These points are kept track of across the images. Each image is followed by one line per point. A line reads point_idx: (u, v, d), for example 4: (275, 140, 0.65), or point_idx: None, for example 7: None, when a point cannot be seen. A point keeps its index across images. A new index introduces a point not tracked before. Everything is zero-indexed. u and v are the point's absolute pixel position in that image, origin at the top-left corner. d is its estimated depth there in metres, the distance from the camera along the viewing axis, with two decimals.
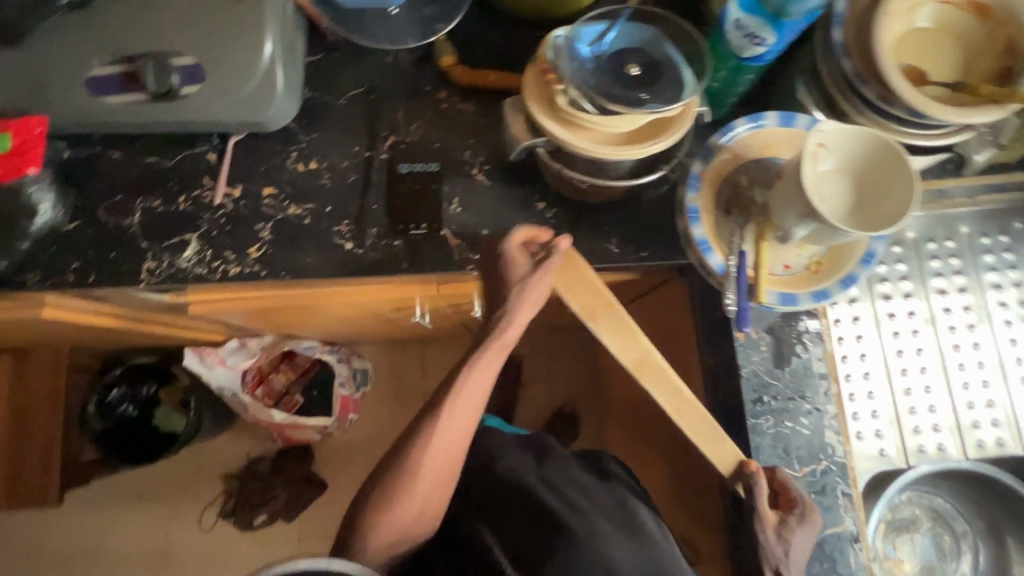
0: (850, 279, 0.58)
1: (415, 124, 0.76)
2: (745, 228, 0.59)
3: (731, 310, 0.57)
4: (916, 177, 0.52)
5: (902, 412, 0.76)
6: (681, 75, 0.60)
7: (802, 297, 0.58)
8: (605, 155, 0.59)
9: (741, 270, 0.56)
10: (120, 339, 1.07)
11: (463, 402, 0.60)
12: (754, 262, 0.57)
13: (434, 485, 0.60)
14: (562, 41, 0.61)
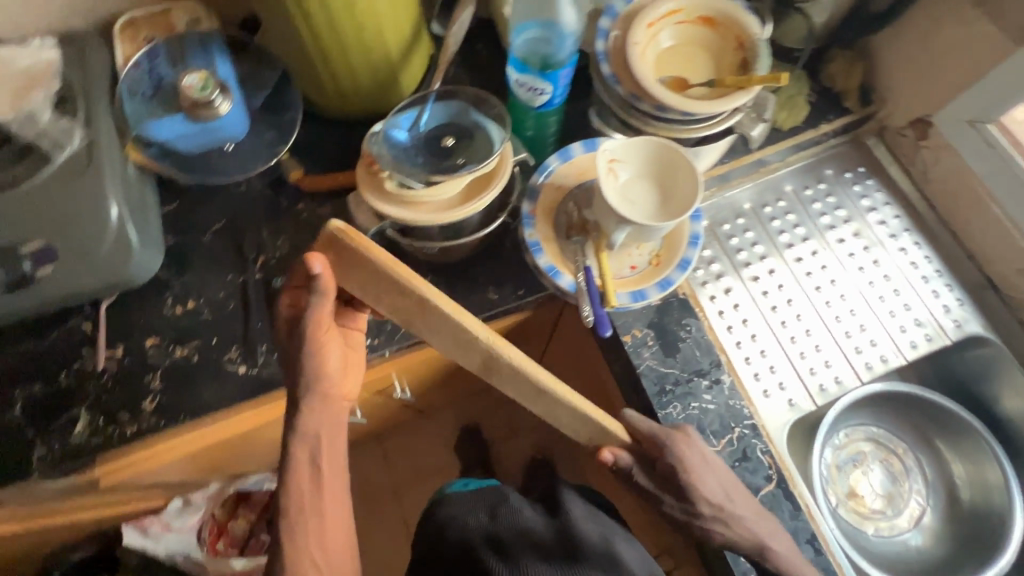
0: (686, 261, 0.65)
1: (281, 239, 0.80)
2: (584, 246, 0.65)
3: (591, 319, 0.63)
4: (694, 165, 0.60)
5: (795, 361, 0.82)
6: (491, 134, 0.68)
7: (650, 290, 0.64)
8: (447, 217, 0.64)
9: (589, 283, 0.62)
10: (48, 542, 0.99)
11: (313, 466, 0.62)
12: (600, 273, 0.63)
13: (330, 541, 0.63)
14: (380, 135, 0.68)
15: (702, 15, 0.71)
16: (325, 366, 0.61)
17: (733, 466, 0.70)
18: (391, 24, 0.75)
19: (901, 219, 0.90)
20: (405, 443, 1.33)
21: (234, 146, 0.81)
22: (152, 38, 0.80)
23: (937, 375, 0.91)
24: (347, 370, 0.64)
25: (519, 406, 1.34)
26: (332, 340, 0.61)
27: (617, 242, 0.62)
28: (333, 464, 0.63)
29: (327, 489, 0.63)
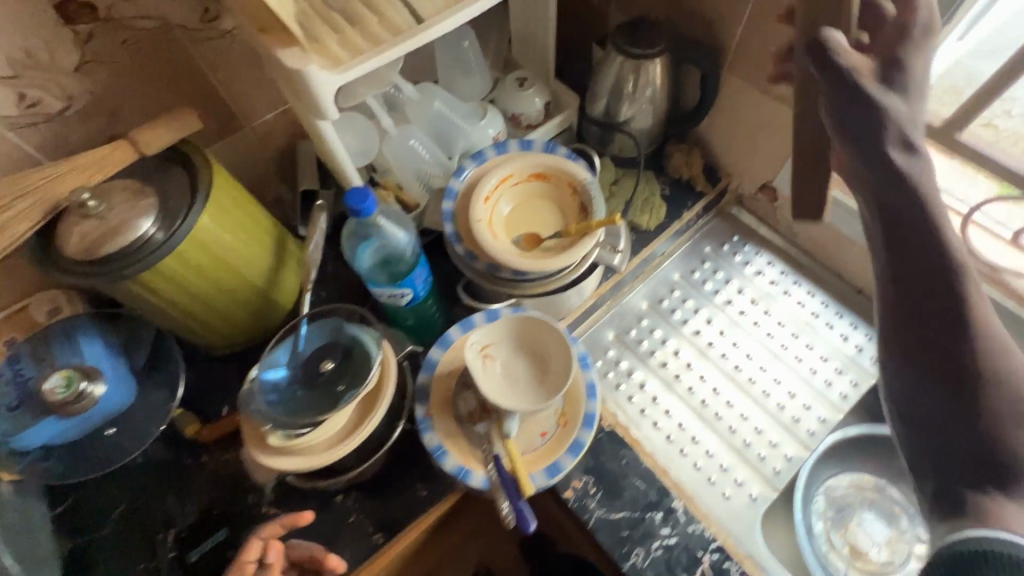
0: (591, 415, 0.64)
1: (190, 503, 0.75)
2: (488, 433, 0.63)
3: (513, 513, 0.59)
4: (564, 332, 0.62)
5: (742, 450, 0.80)
6: (366, 344, 0.68)
7: (564, 459, 0.62)
8: (345, 449, 0.63)
9: (500, 473, 0.60)
10: None
11: None
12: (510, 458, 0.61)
13: None
14: (255, 386, 0.66)
15: (533, 172, 0.75)
16: None
17: None
18: (247, 261, 0.76)
19: (788, 274, 0.93)
20: None
21: (116, 427, 0.76)
22: (13, 341, 0.78)
23: None
24: None
25: None
26: None
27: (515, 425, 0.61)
28: None
29: None
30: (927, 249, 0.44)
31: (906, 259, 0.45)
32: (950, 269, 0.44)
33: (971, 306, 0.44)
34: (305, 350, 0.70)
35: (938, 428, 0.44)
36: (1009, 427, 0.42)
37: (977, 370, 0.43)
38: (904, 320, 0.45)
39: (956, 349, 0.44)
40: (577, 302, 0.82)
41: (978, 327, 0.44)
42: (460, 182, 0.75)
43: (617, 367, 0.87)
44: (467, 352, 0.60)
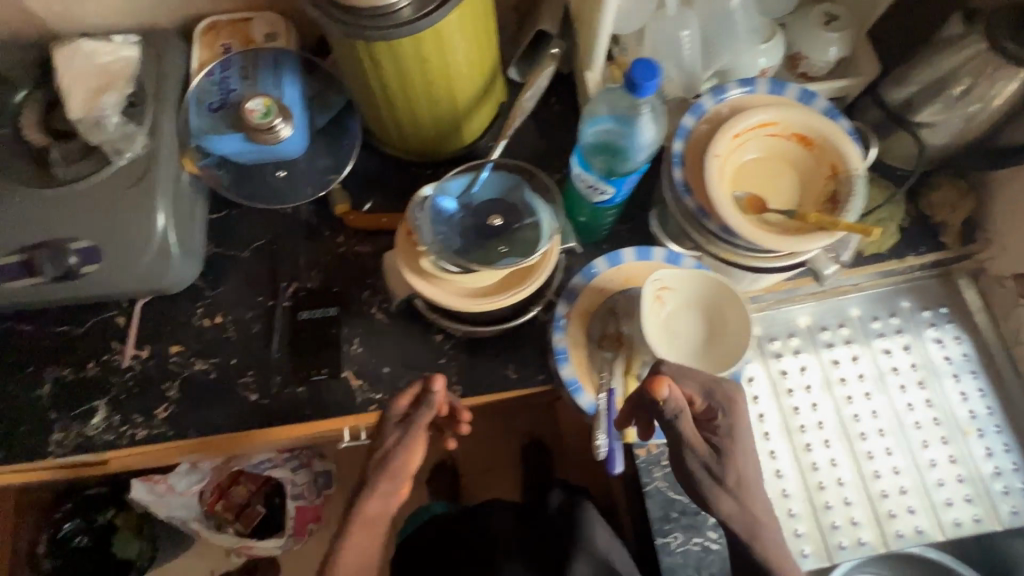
0: None
1: (315, 270, 0.79)
2: (613, 362, 0.62)
3: (603, 449, 0.57)
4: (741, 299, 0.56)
5: (818, 510, 0.75)
6: (540, 223, 0.64)
7: None
8: (478, 307, 0.61)
9: (608, 409, 0.58)
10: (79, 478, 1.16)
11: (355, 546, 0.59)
12: (624, 397, 0.60)
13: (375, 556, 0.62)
14: (428, 201, 0.65)
15: (800, 131, 0.63)
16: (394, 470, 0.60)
17: None
18: (462, 77, 0.71)
19: (976, 377, 0.80)
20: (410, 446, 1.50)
21: (286, 172, 0.82)
22: (228, 46, 0.80)
23: None
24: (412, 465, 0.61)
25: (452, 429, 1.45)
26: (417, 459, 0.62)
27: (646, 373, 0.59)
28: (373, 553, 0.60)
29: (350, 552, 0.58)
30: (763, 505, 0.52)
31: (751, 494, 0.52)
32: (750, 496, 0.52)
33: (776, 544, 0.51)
34: (481, 194, 0.67)
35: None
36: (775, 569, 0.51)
37: None
38: (759, 532, 0.51)
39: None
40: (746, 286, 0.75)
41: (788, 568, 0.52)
42: (711, 104, 0.65)
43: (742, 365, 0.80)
44: (646, 287, 0.55)
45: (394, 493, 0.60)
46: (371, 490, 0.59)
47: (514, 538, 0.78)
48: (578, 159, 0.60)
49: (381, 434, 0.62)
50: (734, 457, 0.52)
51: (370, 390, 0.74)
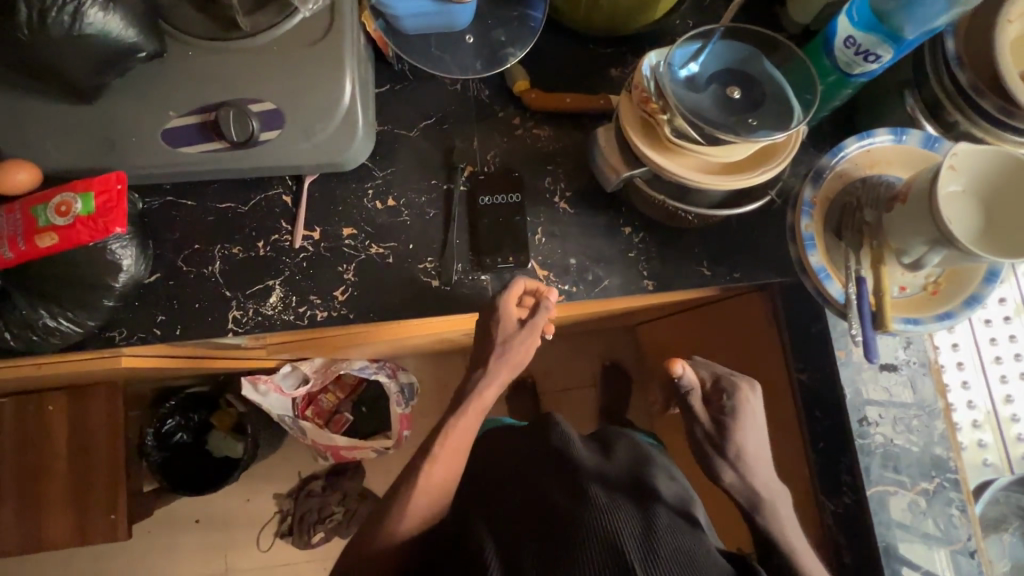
0: (973, 299, 0.57)
1: (491, 153, 0.74)
2: (860, 251, 0.57)
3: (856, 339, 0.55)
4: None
5: (1004, 422, 0.74)
6: (786, 96, 0.58)
7: (925, 321, 0.56)
8: (712, 186, 0.58)
9: (862, 298, 0.55)
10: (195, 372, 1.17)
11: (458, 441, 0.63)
12: (875, 287, 0.56)
13: (451, 460, 0.63)
14: (662, 66, 0.58)
15: None
16: (509, 367, 0.65)
17: (920, 515, 0.66)
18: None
19: None
20: None
21: (473, 38, 0.75)
22: None
23: None
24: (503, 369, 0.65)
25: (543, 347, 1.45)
26: (523, 359, 0.66)
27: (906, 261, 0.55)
28: (461, 450, 0.63)
29: (450, 443, 0.63)
30: (758, 471, 0.63)
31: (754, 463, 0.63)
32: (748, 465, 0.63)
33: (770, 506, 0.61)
34: (714, 64, 0.60)
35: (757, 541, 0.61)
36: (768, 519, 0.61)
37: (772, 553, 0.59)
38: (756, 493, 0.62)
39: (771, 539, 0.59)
40: None
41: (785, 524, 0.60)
42: None
43: None
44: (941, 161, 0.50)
45: (501, 381, 0.65)
46: (489, 380, 0.65)
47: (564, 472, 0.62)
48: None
49: (483, 336, 0.65)
50: (739, 431, 0.64)
51: (557, 281, 0.70)
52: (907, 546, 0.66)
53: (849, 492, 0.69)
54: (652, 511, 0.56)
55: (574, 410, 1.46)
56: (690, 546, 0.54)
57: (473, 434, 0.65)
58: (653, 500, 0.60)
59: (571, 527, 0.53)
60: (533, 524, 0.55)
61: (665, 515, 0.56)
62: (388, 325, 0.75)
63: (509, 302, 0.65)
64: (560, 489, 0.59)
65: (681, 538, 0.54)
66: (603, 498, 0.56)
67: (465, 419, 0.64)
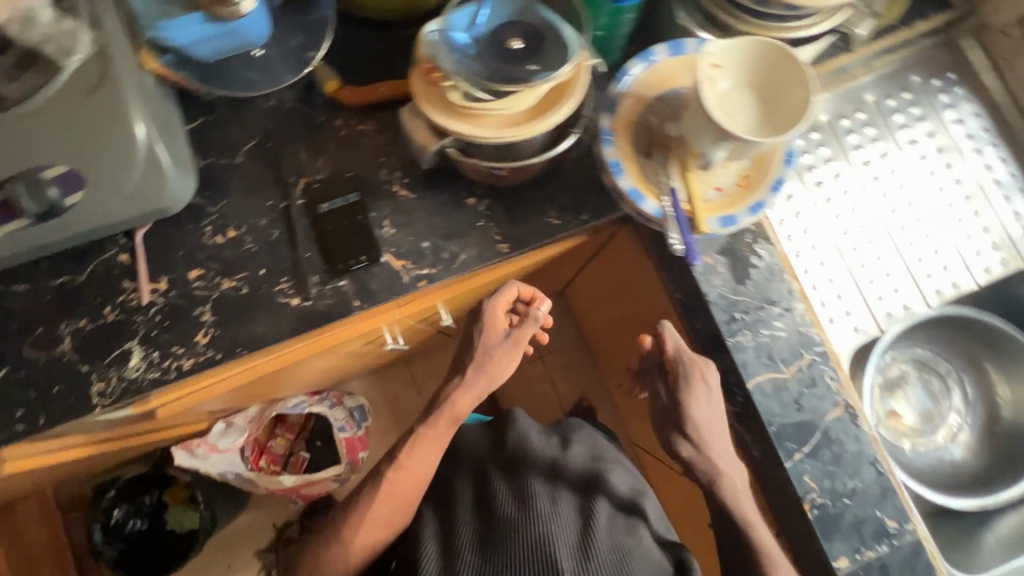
0: (779, 182, 0.60)
1: (321, 160, 0.73)
2: (669, 165, 0.60)
3: (678, 248, 0.58)
4: (795, 54, 0.53)
5: (863, 287, 0.79)
6: (563, 33, 0.59)
7: (740, 215, 0.59)
8: (518, 136, 0.59)
9: (676, 208, 0.58)
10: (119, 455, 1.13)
11: (435, 445, 0.77)
12: (687, 196, 0.58)
13: (422, 460, 0.76)
14: (438, 34, 0.59)
15: None
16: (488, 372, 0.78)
17: (801, 393, 0.70)
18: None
19: (987, 133, 0.83)
20: (432, 367, 1.58)
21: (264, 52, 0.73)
22: None
23: (996, 298, 0.91)
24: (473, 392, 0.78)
25: None
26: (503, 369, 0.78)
27: (708, 165, 0.58)
28: (434, 457, 0.77)
29: (419, 448, 0.76)
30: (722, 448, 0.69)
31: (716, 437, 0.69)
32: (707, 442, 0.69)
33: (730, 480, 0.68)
34: (491, 20, 0.61)
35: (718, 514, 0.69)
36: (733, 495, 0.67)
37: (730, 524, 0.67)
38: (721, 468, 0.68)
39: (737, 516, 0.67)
40: None
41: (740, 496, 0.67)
42: None
43: None
44: (699, 64, 0.53)
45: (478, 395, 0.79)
46: (459, 388, 0.78)
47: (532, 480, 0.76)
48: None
49: (467, 358, 0.79)
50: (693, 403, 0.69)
51: (415, 268, 0.71)
52: (796, 425, 0.69)
53: (738, 391, 0.71)
54: (592, 511, 0.74)
55: (524, 387, 1.52)
56: (624, 540, 0.72)
57: (441, 444, 0.78)
58: (597, 493, 0.78)
59: (522, 527, 0.69)
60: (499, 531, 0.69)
61: (604, 509, 0.75)
62: (275, 355, 0.77)
63: (495, 308, 0.78)
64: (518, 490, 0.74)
65: (617, 536, 0.72)
66: (548, 500, 0.73)
67: (440, 434, 0.77)
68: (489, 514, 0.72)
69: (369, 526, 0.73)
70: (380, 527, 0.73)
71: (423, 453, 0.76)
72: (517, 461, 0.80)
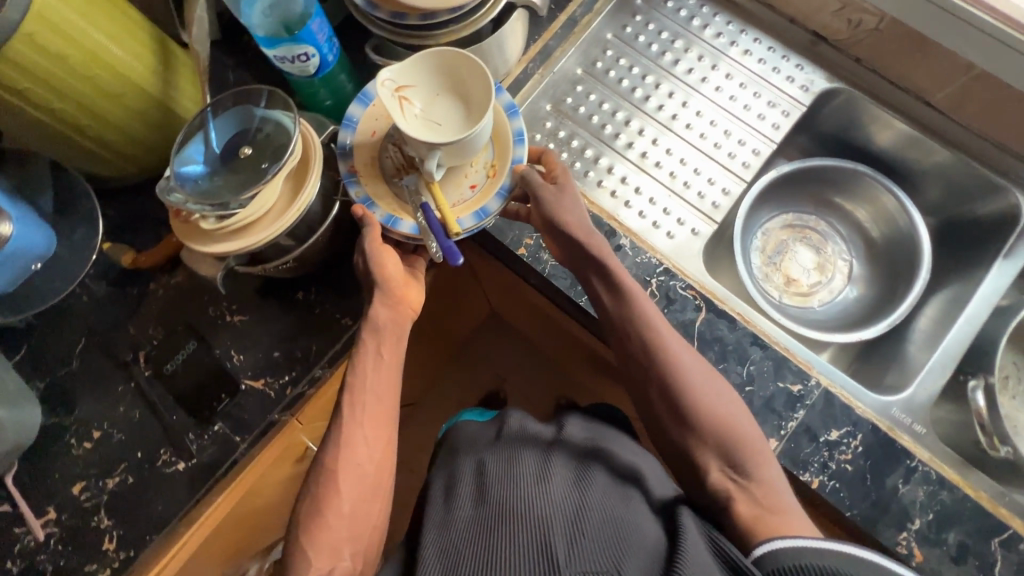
0: (517, 161, 0.65)
1: (151, 326, 0.75)
2: (417, 184, 0.64)
3: (438, 251, 0.62)
4: (468, 54, 0.59)
5: (682, 193, 0.84)
6: (282, 123, 0.63)
7: (490, 204, 0.64)
8: (284, 227, 0.60)
9: (428, 219, 0.62)
10: None
11: (364, 423, 0.61)
12: (437, 205, 0.63)
13: (361, 448, 0.60)
14: (173, 180, 0.61)
15: None
16: (392, 304, 0.64)
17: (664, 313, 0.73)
18: (142, 67, 0.66)
19: (720, 16, 0.90)
20: None
21: (42, 265, 0.73)
22: None
23: (812, 142, 0.98)
24: (385, 365, 0.63)
25: (434, 392, 1.47)
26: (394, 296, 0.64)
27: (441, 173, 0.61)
28: (375, 445, 0.62)
29: (354, 432, 0.61)
30: (679, 343, 0.65)
31: (664, 332, 0.65)
32: (662, 336, 0.65)
33: (698, 383, 0.63)
34: (219, 142, 0.64)
35: (705, 422, 0.62)
36: (705, 396, 0.63)
37: (717, 427, 0.62)
38: (680, 362, 0.64)
39: (721, 412, 0.62)
40: (505, 65, 0.79)
41: (714, 396, 0.63)
42: None
43: (557, 136, 0.85)
44: (380, 91, 0.57)
45: (380, 351, 0.63)
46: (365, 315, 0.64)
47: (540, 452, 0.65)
48: (310, 13, 0.61)
49: (381, 357, 0.63)
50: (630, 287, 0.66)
51: (276, 379, 0.73)
52: None
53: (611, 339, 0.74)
54: (587, 482, 0.60)
55: None
56: (620, 510, 0.57)
57: (384, 430, 0.63)
58: (595, 463, 0.64)
59: (501, 513, 0.56)
60: (500, 509, 0.56)
61: (600, 481, 0.61)
62: (220, 506, 0.73)
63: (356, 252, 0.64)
64: (504, 463, 0.63)
65: (625, 492, 0.60)
66: (536, 490, 0.58)
67: (388, 430, 0.63)
68: (465, 504, 0.59)
69: (317, 565, 0.54)
70: (329, 554, 0.55)
71: (364, 457, 0.61)
72: (516, 441, 0.67)
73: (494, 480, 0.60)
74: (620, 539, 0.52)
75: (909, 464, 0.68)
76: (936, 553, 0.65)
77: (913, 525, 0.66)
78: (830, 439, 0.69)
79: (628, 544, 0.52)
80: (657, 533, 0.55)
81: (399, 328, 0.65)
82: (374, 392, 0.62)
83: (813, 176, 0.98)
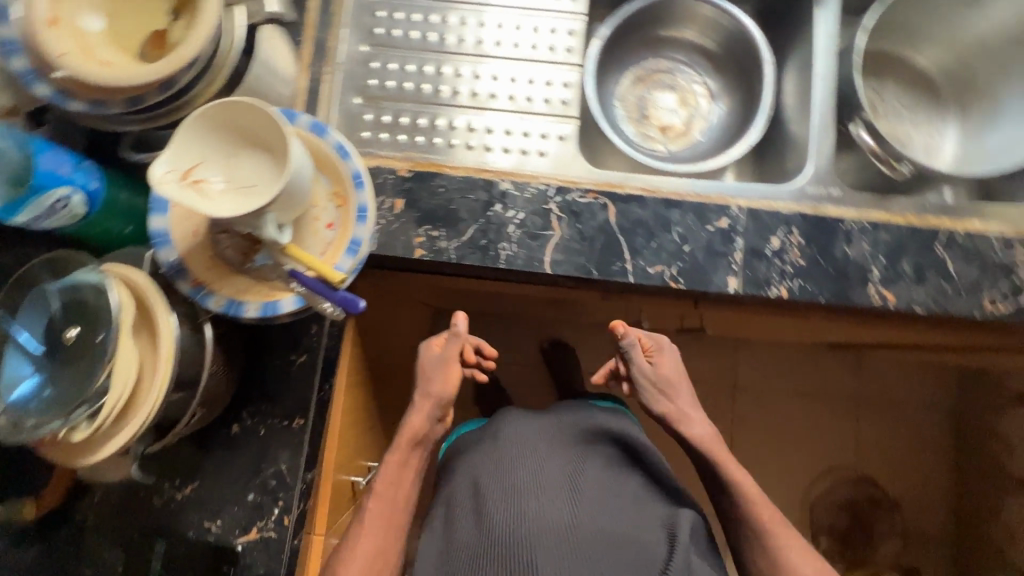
0: (358, 175, 0.58)
1: (106, 554, 0.65)
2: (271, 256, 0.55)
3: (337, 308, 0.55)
4: (234, 99, 0.50)
5: (530, 107, 0.80)
6: (86, 281, 0.53)
7: (358, 231, 0.57)
8: (165, 382, 0.52)
9: (306, 283, 0.54)
10: None
11: (381, 523, 0.69)
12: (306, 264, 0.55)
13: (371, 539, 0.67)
14: (14, 410, 0.51)
15: None
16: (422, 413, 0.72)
17: (579, 229, 0.71)
18: None
19: None
20: None
21: None
22: None
23: None
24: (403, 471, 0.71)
25: None
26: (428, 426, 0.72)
27: (288, 232, 0.54)
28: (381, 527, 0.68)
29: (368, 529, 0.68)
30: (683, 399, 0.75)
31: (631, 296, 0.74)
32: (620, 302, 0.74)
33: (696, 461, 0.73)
34: (34, 341, 0.54)
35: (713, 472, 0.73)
36: (710, 445, 0.73)
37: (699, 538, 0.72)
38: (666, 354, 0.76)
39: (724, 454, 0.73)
40: (288, 84, 0.70)
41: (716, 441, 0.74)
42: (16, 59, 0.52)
43: (384, 123, 0.78)
44: (166, 189, 0.48)
45: (402, 462, 0.71)
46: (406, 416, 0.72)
47: (526, 455, 0.76)
48: (32, 153, 0.51)
49: (394, 471, 0.71)
50: (660, 373, 0.74)
51: (268, 520, 0.66)
52: (603, 250, 0.70)
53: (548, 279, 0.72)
54: (577, 480, 0.73)
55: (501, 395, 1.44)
56: (615, 514, 0.70)
57: (387, 517, 0.69)
58: (586, 456, 0.77)
59: (499, 527, 0.69)
60: (499, 528, 0.69)
61: (590, 476, 0.74)
62: None
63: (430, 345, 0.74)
64: (500, 480, 0.73)
65: (614, 483, 0.74)
66: (529, 497, 0.71)
67: (391, 510, 0.69)
68: (465, 523, 0.72)
69: None
70: None
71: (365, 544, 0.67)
72: (510, 448, 0.77)
73: (481, 495, 0.73)
74: (613, 545, 0.67)
75: (844, 228, 0.71)
76: (901, 285, 0.70)
77: (874, 275, 0.70)
78: (774, 249, 0.71)
79: (618, 554, 0.67)
80: (653, 538, 0.69)
81: (425, 412, 0.72)
82: (386, 500, 0.70)
83: (631, 24, 0.97)
